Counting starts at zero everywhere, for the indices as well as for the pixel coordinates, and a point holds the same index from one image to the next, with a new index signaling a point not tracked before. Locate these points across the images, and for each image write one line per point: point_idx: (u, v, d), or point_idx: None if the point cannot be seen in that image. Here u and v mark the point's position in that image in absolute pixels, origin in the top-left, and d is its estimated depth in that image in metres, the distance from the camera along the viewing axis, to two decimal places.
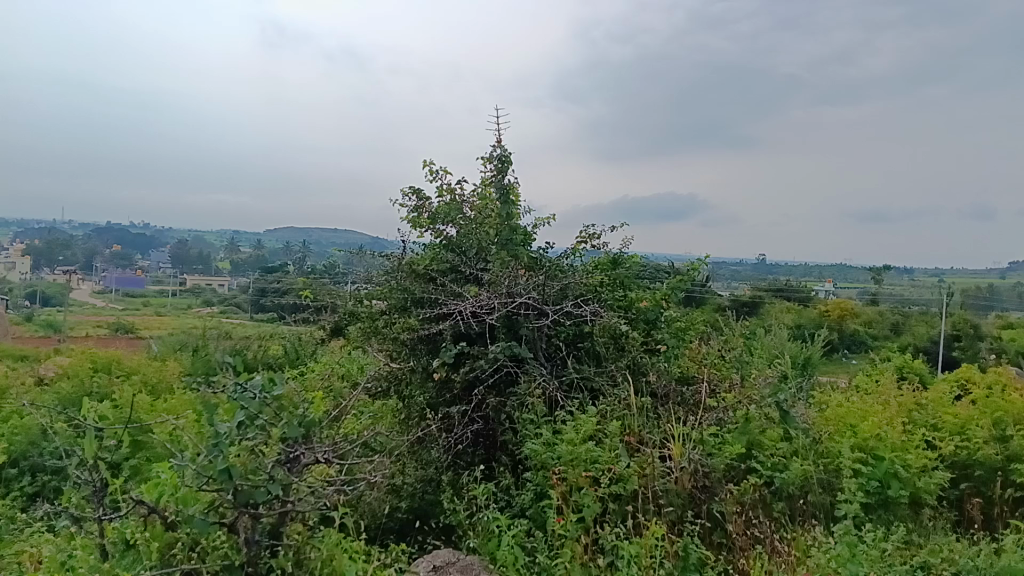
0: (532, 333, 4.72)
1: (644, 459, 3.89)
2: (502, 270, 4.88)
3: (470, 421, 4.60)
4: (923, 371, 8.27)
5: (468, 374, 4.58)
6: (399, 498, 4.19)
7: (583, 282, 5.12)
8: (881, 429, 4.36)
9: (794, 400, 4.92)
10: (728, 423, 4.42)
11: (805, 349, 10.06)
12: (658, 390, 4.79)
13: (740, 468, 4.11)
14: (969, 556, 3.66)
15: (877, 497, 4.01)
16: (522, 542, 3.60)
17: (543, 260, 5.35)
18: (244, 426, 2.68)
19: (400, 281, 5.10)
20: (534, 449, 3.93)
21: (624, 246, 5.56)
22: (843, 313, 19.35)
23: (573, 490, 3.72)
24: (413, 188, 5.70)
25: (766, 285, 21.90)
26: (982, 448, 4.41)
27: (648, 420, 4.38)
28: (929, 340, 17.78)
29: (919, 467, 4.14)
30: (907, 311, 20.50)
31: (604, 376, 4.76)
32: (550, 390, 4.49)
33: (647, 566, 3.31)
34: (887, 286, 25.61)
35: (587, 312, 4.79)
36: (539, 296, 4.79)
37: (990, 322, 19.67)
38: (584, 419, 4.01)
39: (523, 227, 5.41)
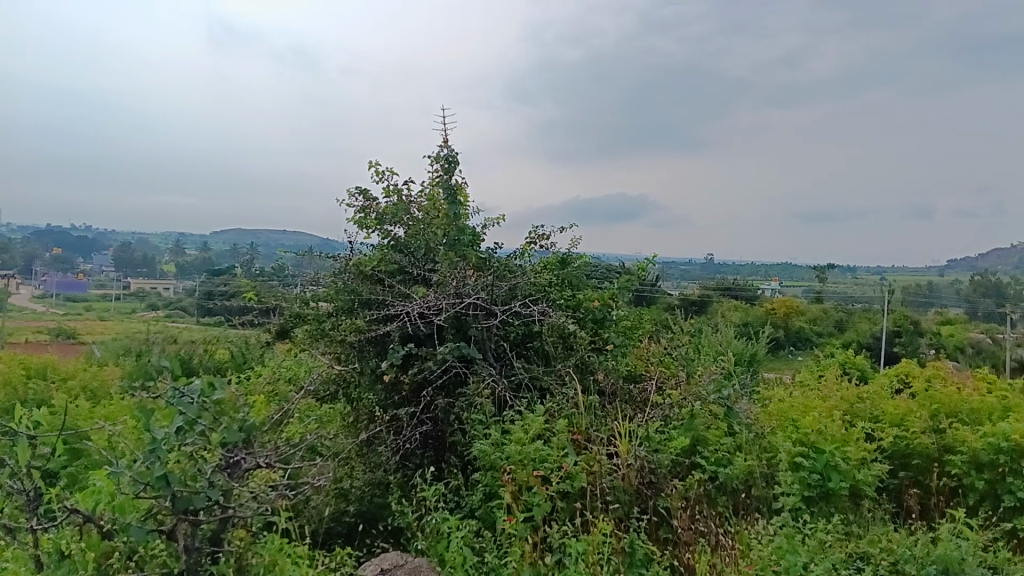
0: (481, 333, 4.73)
1: (591, 457, 3.92)
2: (450, 270, 4.87)
3: (419, 422, 4.57)
4: (865, 366, 8.47)
5: (416, 375, 4.56)
6: (346, 502, 4.14)
7: (531, 282, 5.12)
8: (822, 423, 4.46)
9: (738, 396, 5.00)
10: (673, 420, 4.49)
11: (752, 346, 10.22)
12: (605, 388, 4.84)
13: (685, 463, 4.17)
14: (906, 545, 3.76)
15: (819, 490, 4.08)
16: (471, 542, 3.60)
17: (492, 260, 5.34)
18: (183, 431, 2.63)
19: (347, 282, 5.03)
20: (483, 449, 3.91)
21: (572, 246, 5.58)
22: (789, 311, 19.72)
23: (523, 489, 3.72)
24: (359, 188, 5.64)
25: (715, 285, 22.20)
26: (918, 439, 4.55)
27: (595, 418, 4.41)
28: (871, 336, 18.22)
29: (858, 460, 4.24)
30: (849, 308, 21.02)
31: (552, 375, 4.78)
32: (498, 390, 4.49)
33: (593, 563, 3.35)
34: (831, 284, 26.19)
35: (535, 312, 4.81)
36: (488, 296, 4.80)
37: (929, 318, 20.23)
38: (533, 418, 4.01)
39: (471, 228, 5.39)
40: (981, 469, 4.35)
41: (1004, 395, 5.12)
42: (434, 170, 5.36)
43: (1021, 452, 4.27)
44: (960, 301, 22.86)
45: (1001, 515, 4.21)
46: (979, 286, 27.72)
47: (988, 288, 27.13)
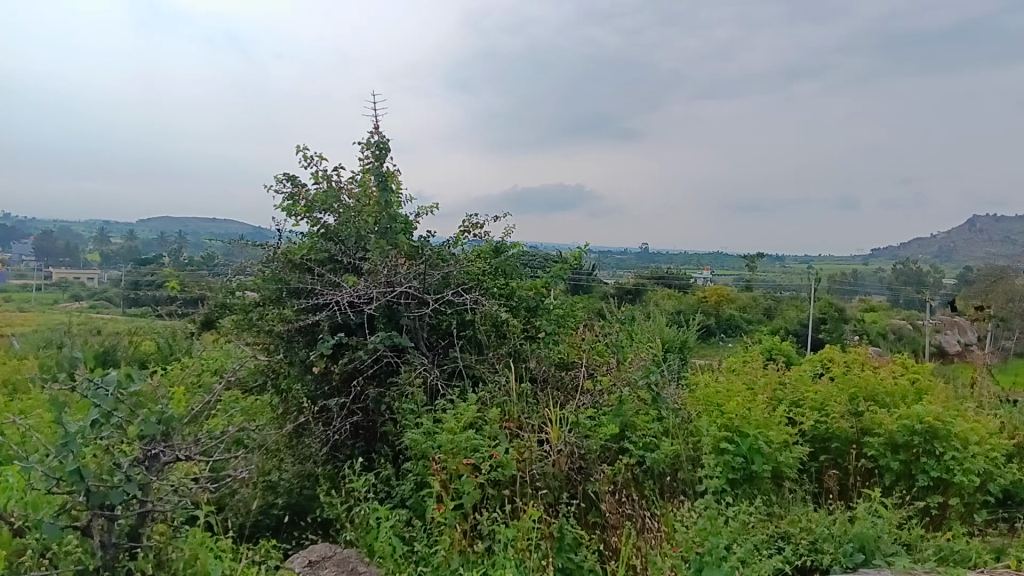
0: (413, 322, 4.70)
1: (522, 444, 3.93)
2: (381, 259, 4.81)
3: (349, 413, 4.51)
4: (790, 352, 8.73)
5: (346, 366, 4.50)
6: (275, 495, 4.13)
7: (464, 270, 5.10)
8: (746, 408, 4.56)
9: (666, 382, 5.09)
10: (603, 406, 4.55)
11: (683, 334, 10.43)
12: (537, 375, 4.85)
13: (613, 448, 4.22)
14: (825, 524, 3.88)
15: (742, 473, 4.19)
16: (401, 532, 3.59)
17: (425, 248, 5.29)
18: (98, 424, 2.54)
19: (275, 271, 4.93)
20: (415, 439, 3.88)
21: (505, 234, 5.56)
22: (720, 299, 20.13)
23: (454, 477, 3.71)
24: (287, 174, 5.51)
25: (648, 274, 22.54)
26: (838, 422, 4.70)
27: (527, 406, 4.42)
28: (798, 323, 18.76)
29: (780, 443, 4.36)
30: (777, 295, 21.59)
31: (485, 364, 4.78)
32: (430, 380, 4.49)
33: (522, 549, 3.39)
34: (760, 273, 26.85)
35: (468, 300, 4.80)
36: (419, 285, 4.76)
37: (853, 305, 20.92)
38: (464, 407, 4.00)
39: (403, 216, 5.34)
40: (897, 450, 4.55)
41: (919, 378, 5.34)
42: (364, 157, 5.28)
43: (934, 433, 4.51)
44: (882, 288, 23.68)
45: (915, 493, 4.44)
46: (899, 275, 28.76)
47: (908, 277, 28.20)
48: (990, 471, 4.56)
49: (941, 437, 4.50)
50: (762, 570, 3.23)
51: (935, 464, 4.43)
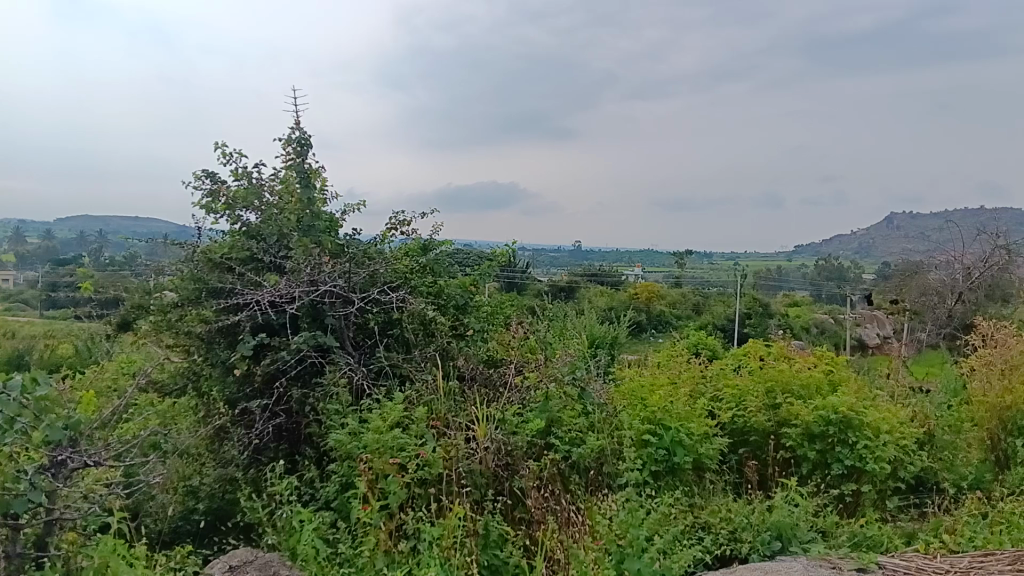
0: (338, 322, 4.63)
1: (449, 442, 3.92)
2: (304, 257, 4.71)
3: (272, 415, 4.41)
4: (716, 347, 8.94)
5: (268, 367, 4.41)
6: (195, 500, 4.08)
7: (391, 269, 5.04)
8: (668, 401, 4.65)
9: (592, 377, 5.14)
10: (530, 402, 4.57)
11: (613, 330, 10.56)
12: (465, 373, 4.85)
13: (539, 444, 4.25)
14: (744, 514, 3.99)
15: (665, 465, 4.31)
16: (325, 534, 3.54)
17: (351, 246, 5.22)
18: (1, 430, 2.41)
19: (194, 270, 4.80)
20: (340, 440, 3.82)
21: (433, 232, 5.51)
22: (650, 295, 20.45)
23: (380, 477, 3.66)
24: (205, 170, 5.36)
25: (580, 271, 22.75)
26: (756, 416, 4.83)
27: (454, 404, 4.41)
28: (725, 318, 19.17)
29: (700, 434, 4.50)
30: (705, 291, 22.03)
31: (412, 362, 4.74)
32: (355, 379, 4.42)
33: (448, 547, 3.38)
34: (688, 270, 27.37)
35: (394, 299, 4.75)
36: (345, 284, 4.68)
37: (777, 300, 21.51)
38: (390, 406, 3.95)
39: (327, 213, 5.25)
40: (814, 440, 4.70)
41: (834, 370, 5.52)
42: (286, 153, 5.16)
43: (847, 423, 4.68)
44: (804, 284, 24.40)
45: (830, 481, 4.60)
46: (821, 270, 29.69)
47: (830, 272, 29.14)
48: (901, 459, 4.75)
49: (855, 426, 4.67)
50: (681, 559, 3.33)
51: (850, 453, 4.59)
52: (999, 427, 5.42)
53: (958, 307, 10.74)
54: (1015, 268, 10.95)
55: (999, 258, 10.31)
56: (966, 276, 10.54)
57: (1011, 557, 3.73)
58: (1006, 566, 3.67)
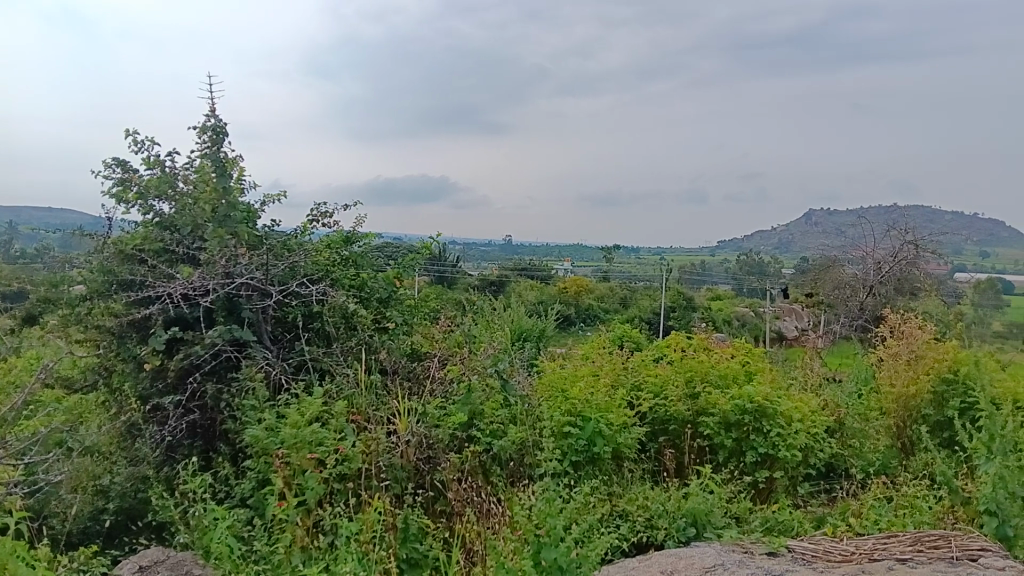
0: (255, 315, 4.53)
1: (369, 436, 3.88)
2: (219, 249, 4.52)
3: (185, 411, 4.27)
4: (640, 340, 9.08)
5: (181, 362, 4.27)
6: (105, 499, 3.93)
7: (312, 261, 4.95)
8: (588, 392, 4.71)
9: (515, 369, 5.16)
10: (453, 395, 4.58)
11: (540, 323, 10.63)
12: (387, 367, 4.79)
13: (461, 437, 4.27)
14: (661, 501, 4.08)
15: (585, 455, 4.38)
16: (239, 532, 3.47)
17: (270, 238, 5.11)
18: None
19: (104, 262, 4.62)
20: (256, 435, 3.71)
21: (355, 223, 5.42)
22: (579, 289, 20.65)
23: (297, 473, 3.57)
24: (116, 158, 5.16)
25: (509, 265, 22.80)
26: (675, 405, 4.94)
27: (375, 397, 4.36)
28: (652, 311, 19.45)
29: (619, 424, 4.58)
30: (631, 285, 22.35)
31: (333, 356, 4.65)
32: (273, 374, 4.32)
33: (366, 542, 3.34)
34: (616, 264, 27.73)
35: (314, 292, 4.66)
36: (262, 276, 4.58)
37: (701, 294, 21.99)
38: (309, 401, 3.86)
39: (245, 203, 5.09)
40: (729, 428, 4.84)
41: (751, 360, 5.66)
42: (200, 141, 4.99)
43: (761, 412, 4.83)
44: (727, 278, 25.02)
45: (745, 469, 4.72)
46: (742, 265, 30.50)
47: (751, 267, 29.93)
48: (811, 446, 4.91)
49: (768, 415, 4.83)
50: (597, 547, 3.40)
51: (763, 441, 4.74)
52: (905, 415, 5.65)
53: (870, 300, 11.18)
54: (922, 264, 11.44)
55: (907, 253, 10.81)
56: (877, 270, 10.99)
57: (912, 538, 3.90)
58: (907, 546, 3.83)
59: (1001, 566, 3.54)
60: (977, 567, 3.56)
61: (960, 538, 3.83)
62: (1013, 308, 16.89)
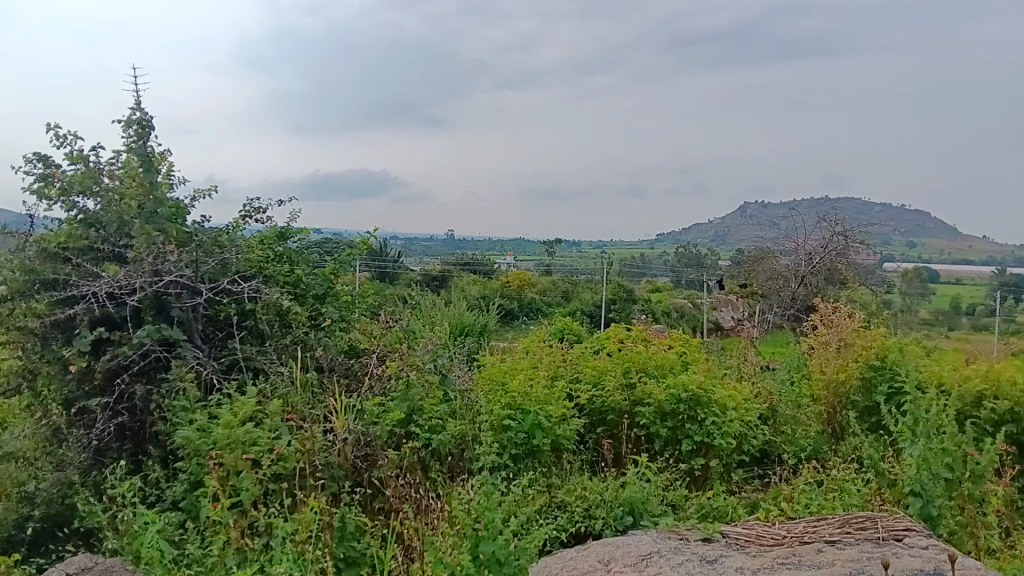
0: (185, 314, 4.41)
1: (304, 435, 3.81)
2: (147, 246, 4.40)
3: (113, 414, 4.15)
4: (581, 332, 9.15)
5: (107, 363, 4.13)
6: (30, 506, 3.80)
7: (244, 258, 4.85)
8: (527, 385, 4.72)
9: (454, 364, 5.13)
10: (391, 392, 4.55)
11: (483, 317, 10.61)
12: (323, 365, 4.72)
13: (399, 433, 4.25)
14: (599, 491, 4.12)
15: (524, 448, 4.39)
16: (170, 536, 3.39)
17: (200, 234, 4.98)
18: None
19: (26, 260, 4.44)
20: (187, 437, 3.62)
21: (289, 219, 5.32)
22: (522, 283, 20.68)
23: (231, 474, 3.49)
24: (38, 154, 4.99)
25: (451, 261, 22.73)
26: (612, 395, 5.00)
27: (311, 396, 4.30)
28: (593, 304, 19.60)
29: (558, 416, 4.60)
30: (573, 279, 22.43)
31: (266, 354, 4.56)
32: (204, 374, 4.23)
33: (303, 543, 3.30)
34: (557, 258, 27.87)
35: (246, 289, 4.56)
36: (192, 274, 4.46)
37: (641, 286, 22.25)
38: (242, 400, 3.77)
39: (173, 199, 4.96)
40: (665, 417, 4.92)
41: (687, 351, 5.75)
42: (126, 136, 4.84)
43: (696, 400, 4.91)
44: (666, 270, 25.34)
45: (681, 457, 4.80)
46: (680, 258, 30.95)
47: (690, 259, 30.40)
48: (744, 433, 5.02)
49: (703, 403, 4.91)
50: (535, 539, 3.42)
51: (698, 429, 4.82)
52: (835, 401, 5.82)
53: (802, 290, 11.46)
54: (852, 254, 11.78)
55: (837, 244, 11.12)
56: (807, 261, 11.43)
57: (840, 520, 4.01)
58: (837, 529, 3.94)
59: (925, 545, 3.66)
60: (903, 546, 3.68)
61: (886, 519, 3.95)
62: (936, 295, 17.50)
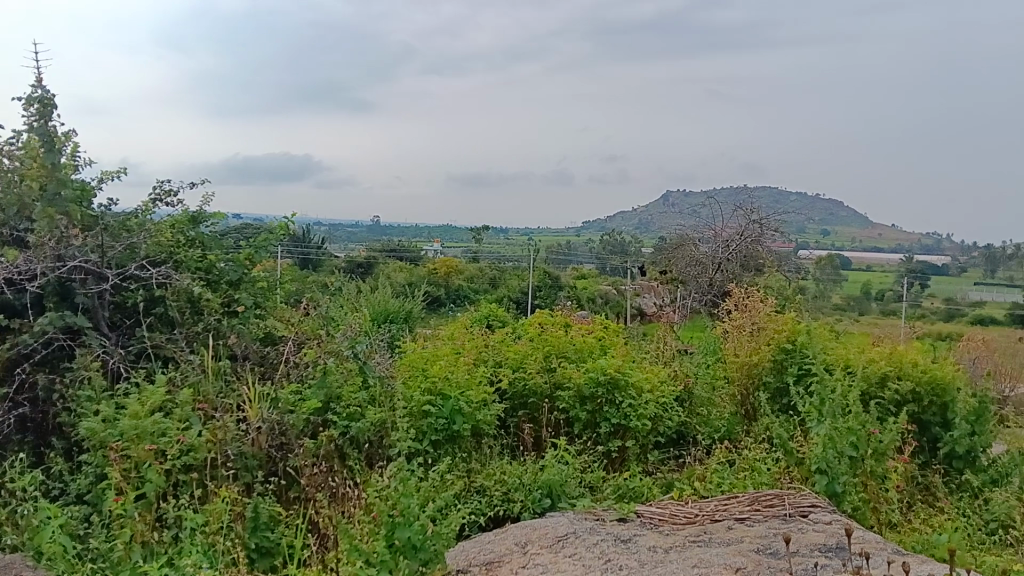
0: (90, 301, 4.25)
1: (216, 425, 3.72)
2: (48, 230, 4.23)
3: (13, 405, 3.98)
4: (507, 318, 9.18)
5: (6, 352, 3.96)
6: None
7: (154, 243, 4.69)
8: (448, 370, 4.71)
9: (374, 350, 5.08)
10: (309, 379, 4.48)
11: (409, 304, 10.52)
12: (237, 353, 4.62)
13: (315, 421, 4.19)
14: (518, 474, 4.15)
15: (444, 433, 4.39)
16: (73, 530, 3.28)
17: (107, 218, 4.80)
18: None
19: None
20: (91, 428, 3.50)
21: (202, 202, 5.16)
22: (449, 270, 20.60)
23: (138, 466, 3.39)
24: None
25: (378, 247, 22.47)
26: (533, 379, 5.05)
27: (224, 384, 4.20)
28: (520, 291, 19.67)
29: (479, 401, 4.60)
30: (500, 265, 22.45)
31: (176, 342, 4.43)
32: (110, 363, 4.09)
33: (212, 534, 3.23)
34: (484, 244, 27.85)
35: (155, 275, 4.42)
36: (98, 259, 4.31)
37: (567, 273, 22.43)
38: (150, 390, 3.66)
39: (78, 181, 4.75)
40: (584, 401, 4.98)
41: (606, 335, 5.82)
42: (26, 114, 4.60)
43: (614, 383, 4.99)
44: (592, 257, 25.61)
45: (599, 439, 4.89)
46: (605, 246, 31.32)
47: (615, 246, 30.78)
48: (661, 415, 5.13)
49: (621, 386, 4.99)
50: (453, 524, 3.42)
51: (616, 412, 4.91)
52: (748, 383, 5.99)
53: (718, 276, 11.74)
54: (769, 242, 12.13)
55: None
56: (724, 247, 11.86)
57: (749, 497, 4.12)
58: (746, 506, 4.05)
59: (828, 520, 3.82)
60: (807, 522, 3.83)
61: (793, 496, 4.08)
62: (847, 281, 18.12)
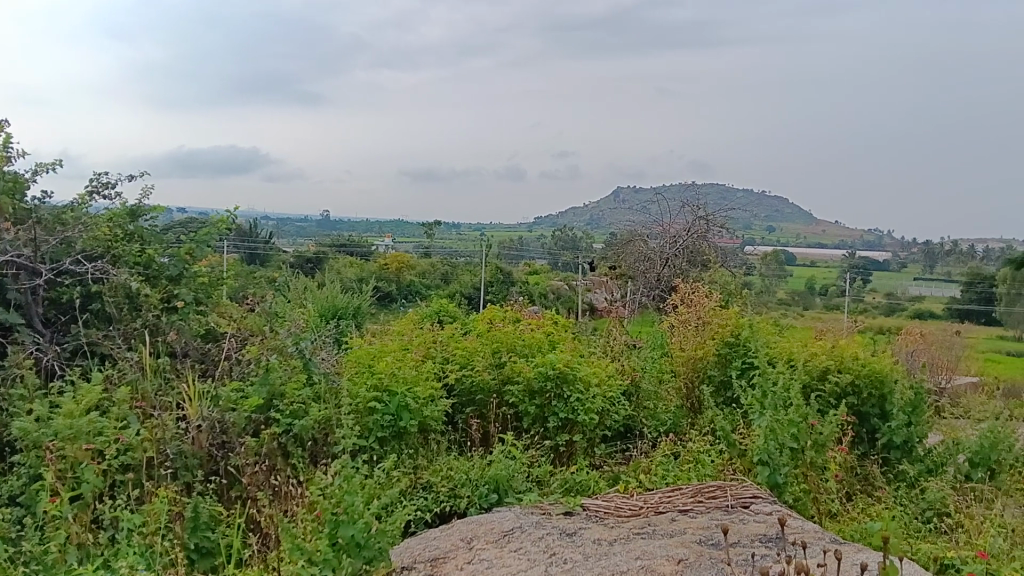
0: (22, 296, 4.13)
1: (154, 424, 3.65)
2: None
3: None
4: (457, 313, 9.14)
5: None
6: None
7: (90, 237, 4.58)
8: (396, 366, 4.67)
9: (319, 346, 5.02)
10: (252, 376, 4.41)
11: (358, 300, 10.41)
12: (177, 350, 4.53)
13: (257, 419, 4.13)
14: (465, 470, 4.15)
15: (391, 430, 4.36)
16: (5, 533, 3.18)
17: (41, 211, 4.65)
18: None
19: None
20: (24, 428, 3.39)
21: (141, 195, 5.02)
22: (400, 265, 20.45)
23: (73, 466, 3.30)
24: None
25: (327, 242, 22.21)
26: (481, 375, 5.05)
27: (163, 382, 4.12)
28: (472, 286, 19.63)
29: (426, 397, 4.58)
30: (451, 261, 22.39)
31: (114, 339, 4.33)
32: (44, 361, 3.98)
33: (151, 535, 3.17)
34: (435, 240, 27.71)
35: (91, 270, 4.31)
36: (31, 254, 4.19)
37: (518, 269, 22.46)
38: (86, 388, 3.57)
39: (11, 171, 4.58)
40: (532, 396, 5.00)
41: (554, 330, 5.83)
42: None
43: (562, 378, 5.01)
44: (542, 252, 25.66)
45: (547, 434, 4.91)
46: (556, 241, 31.43)
47: (565, 242, 30.90)
48: (607, 409, 5.17)
49: (569, 381, 5.01)
50: (398, 521, 3.41)
51: (563, 406, 4.93)
52: (693, 377, 6.08)
53: (666, 271, 11.87)
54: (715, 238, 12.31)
55: None
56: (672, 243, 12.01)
57: (692, 490, 4.18)
58: (689, 498, 4.11)
59: (768, 511, 3.90)
60: (748, 513, 3.90)
61: (734, 487, 4.15)
62: (792, 276, 18.50)
